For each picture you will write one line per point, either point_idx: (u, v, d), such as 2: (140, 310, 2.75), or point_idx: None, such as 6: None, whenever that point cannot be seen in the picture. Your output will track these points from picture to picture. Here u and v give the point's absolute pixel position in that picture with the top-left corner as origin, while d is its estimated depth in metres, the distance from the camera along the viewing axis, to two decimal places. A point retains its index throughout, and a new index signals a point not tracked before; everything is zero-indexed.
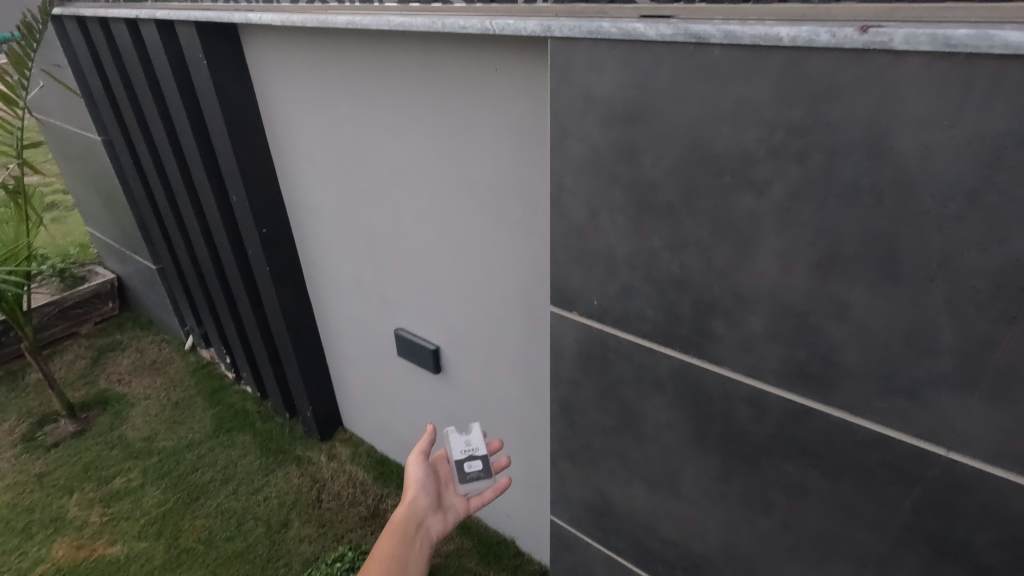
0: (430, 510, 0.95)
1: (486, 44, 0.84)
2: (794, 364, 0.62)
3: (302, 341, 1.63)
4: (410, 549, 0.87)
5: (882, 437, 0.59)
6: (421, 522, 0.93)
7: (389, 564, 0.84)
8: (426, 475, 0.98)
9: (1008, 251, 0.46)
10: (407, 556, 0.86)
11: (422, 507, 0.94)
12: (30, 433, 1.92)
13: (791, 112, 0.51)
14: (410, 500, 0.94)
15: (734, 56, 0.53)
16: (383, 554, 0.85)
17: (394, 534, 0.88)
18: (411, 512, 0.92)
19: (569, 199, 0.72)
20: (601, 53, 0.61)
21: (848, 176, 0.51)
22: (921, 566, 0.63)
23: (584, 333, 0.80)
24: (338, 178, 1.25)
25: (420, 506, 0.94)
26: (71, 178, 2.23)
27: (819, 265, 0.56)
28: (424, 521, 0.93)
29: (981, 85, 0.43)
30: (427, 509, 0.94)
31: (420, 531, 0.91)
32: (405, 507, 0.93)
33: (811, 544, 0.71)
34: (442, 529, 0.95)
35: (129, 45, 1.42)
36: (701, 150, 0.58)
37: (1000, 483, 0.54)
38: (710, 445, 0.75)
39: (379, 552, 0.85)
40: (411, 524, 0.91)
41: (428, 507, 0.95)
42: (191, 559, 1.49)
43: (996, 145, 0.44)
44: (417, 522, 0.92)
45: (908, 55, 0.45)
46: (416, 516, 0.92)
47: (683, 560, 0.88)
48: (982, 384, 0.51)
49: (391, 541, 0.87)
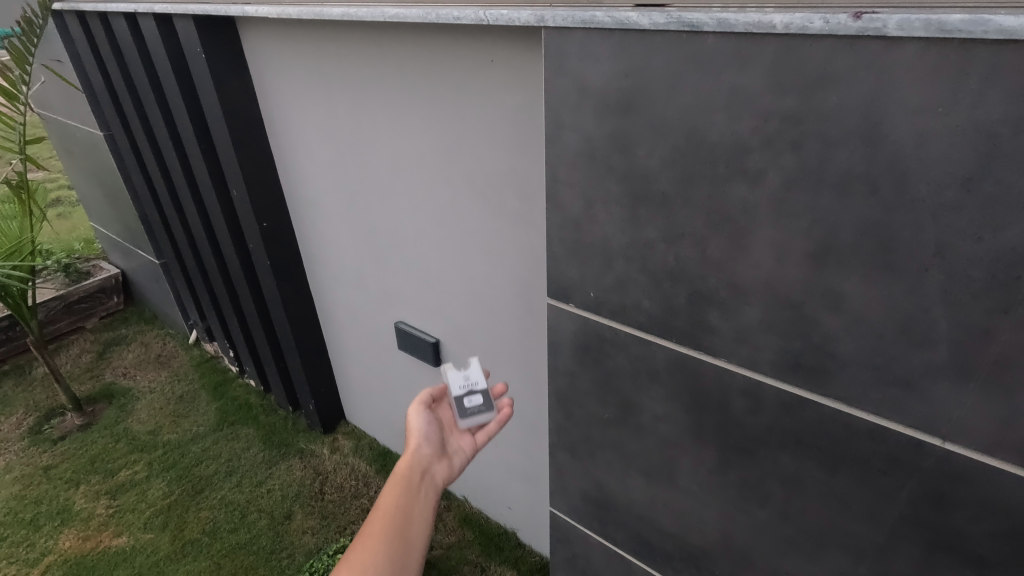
0: (434, 457, 0.88)
1: (482, 35, 0.83)
2: (790, 355, 0.62)
3: (303, 335, 1.64)
4: (415, 498, 0.81)
5: (878, 427, 0.59)
6: (426, 470, 0.86)
7: (393, 515, 0.77)
8: (427, 422, 0.91)
9: (1004, 240, 0.45)
10: (413, 504, 0.80)
11: (426, 456, 0.87)
12: (37, 426, 1.94)
13: (786, 100, 0.51)
14: (413, 450, 0.87)
15: (728, 44, 0.52)
16: (387, 505, 0.78)
17: (398, 484, 0.81)
18: (414, 461, 0.85)
19: (565, 190, 0.72)
20: (596, 42, 0.60)
21: (843, 164, 0.50)
22: (917, 557, 0.63)
23: (581, 325, 0.80)
24: (337, 171, 1.25)
25: (423, 454, 0.87)
26: (75, 174, 2.24)
27: (814, 255, 0.55)
28: (429, 469, 0.87)
29: (976, 71, 0.42)
30: (431, 457, 0.88)
31: (425, 480, 0.85)
32: (409, 456, 0.86)
33: (807, 535, 0.71)
34: (448, 476, 0.89)
35: (128, 40, 1.42)
36: (696, 140, 0.57)
37: (996, 474, 0.54)
38: (707, 437, 0.75)
39: (383, 502, 0.79)
40: (415, 473, 0.84)
41: (433, 455, 0.88)
42: (196, 550, 1.51)
43: (991, 132, 0.43)
44: (422, 470, 0.85)
45: (903, 41, 0.44)
46: (419, 465, 0.85)
47: (681, 551, 0.88)
48: (978, 374, 0.51)
49: (395, 491, 0.80)
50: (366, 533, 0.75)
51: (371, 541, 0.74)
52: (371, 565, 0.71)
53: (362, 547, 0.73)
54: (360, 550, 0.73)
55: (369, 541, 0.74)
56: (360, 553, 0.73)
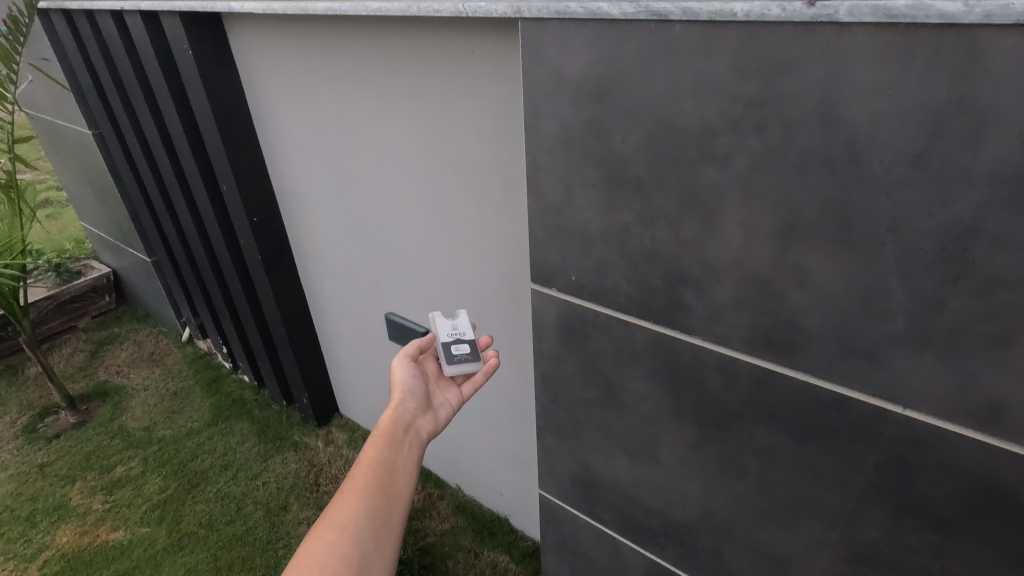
0: (418, 411, 0.91)
1: (463, 29, 0.85)
2: (760, 331, 0.64)
3: (295, 328, 1.65)
4: (399, 451, 0.83)
5: (844, 397, 0.62)
6: (410, 424, 0.89)
7: (377, 468, 0.79)
8: (412, 376, 0.94)
9: (951, 215, 0.48)
10: (396, 458, 0.82)
11: (410, 410, 0.90)
12: (31, 425, 1.95)
13: (749, 84, 0.54)
14: (397, 404, 0.90)
15: (693, 32, 0.54)
16: (370, 459, 0.80)
17: (382, 438, 0.83)
18: (398, 415, 0.88)
19: (545, 177, 0.74)
20: (570, 32, 0.62)
21: (803, 145, 0.53)
22: (884, 522, 0.66)
23: (564, 309, 0.83)
24: (325, 165, 1.26)
25: (407, 408, 0.90)
26: (64, 173, 2.24)
27: (779, 233, 0.58)
28: (412, 423, 0.89)
29: (922, 53, 0.45)
30: (414, 411, 0.91)
31: (409, 433, 0.87)
32: (393, 410, 0.89)
33: (783, 505, 0.74)
34: (433, 429, 0.91)
35: (115, 37, 1.43)
36: (667, 125, 0.60)
37: (953, 437, 0.57)
38: (685, 414, 0.78)
39: (365, 455, 0.80)
40: (399, 427, 0.87)
41: (416, 409, 0.91)
42: (192, 542, 1.53)
43: (937, 111, 0.46)
44: (406, 424, 0.88)
45: (853, 26, 0.47)
46: (403, 419, 0.88)
47: (665, 527, 0.91)
48: (933, 342, 0.54)
49: (378, 445, 0.82)
50: (348, 487, 0.76)
51: (352, 494, 0.75)
52: (353, 517, 0.73)
53: (344, 502, 0.74)
54: (342, 505, 0.74)
55: (351, 494, 0.75)
56: (342, 507, 0.74)
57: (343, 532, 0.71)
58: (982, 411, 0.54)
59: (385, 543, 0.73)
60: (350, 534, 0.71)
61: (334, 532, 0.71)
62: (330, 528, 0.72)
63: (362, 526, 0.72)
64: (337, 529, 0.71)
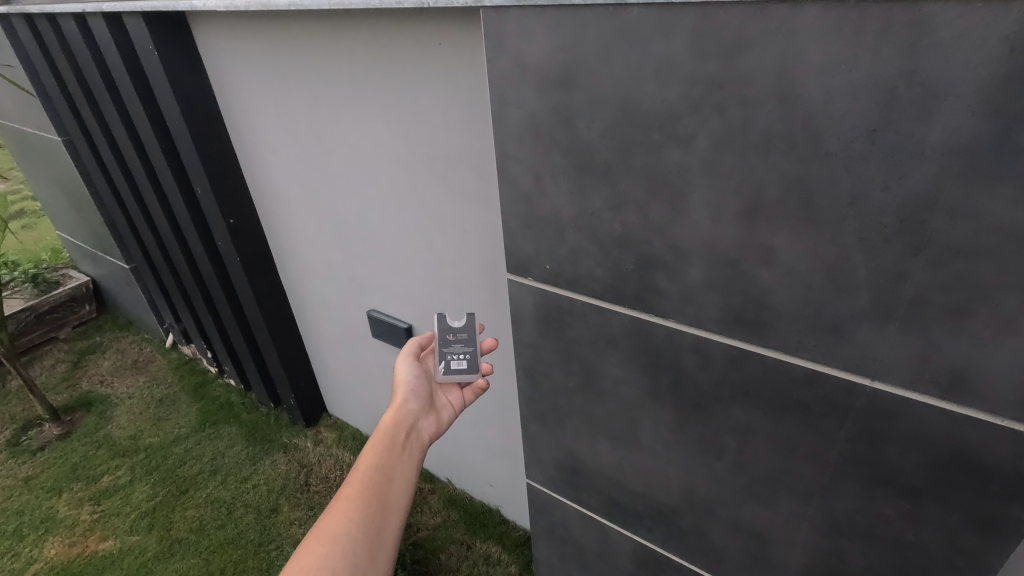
0: (422, 412, 0.91)
1: (426, 20, 0.85)
2: (732, 311, 0.65)
3: (278, 329, 1.65)
4: (398, 455, 0.83)
5: (814, 371, 0.62)
6: (412, 426, 0.89)
7: (374, 475, 0.78)
8: (415, 375, 0.94)
9: (908, 188, 0.49)
10: (395, 463, 0.81)
11: (412, 411, 0.90)
12: (15, 438, 1.92)
13: (706, 66, 0.54)
14: (399, 405, 0.90)
15: (650, 15, 0.54)
16: (368, 464, 0.80)
17: (381, 443, 0.83)
18: (400, 416, 0.88)
19: (514, 166, 0.74)
20: (531, 19, 0.62)
21: (764, 125, 0.53)
22: (857, 492, 0.67)
23: (541, 297, 0.83)
24: (299, 162, 1.25)
25: (410, 409, 0.90)
26: (36, 181, 2.20)
27: (745, 213, 0.59)
28: (414, 425, 0.89)
29: (871, 29, 0.46)
30: (418, 413, 0.91)
31: (410, 436, 0.87)
32: (394, 411, 0.89)
33: (761, 481, 0.75)
34: (434, 431, 0.92)
35: (77, 39, 1.40)
36: (630, 109, 0.60)
37: (920, 407, 0.58)
38: (663, 397, 0.78)
39: (364, 461, 0.80)
40: (401, 429, 0.87)
41: (419, 410, 0.91)
42: (184, 548, 1.52)
43: (888, 85, 0.47)
44: (408, 428, 0.88)
45: (806, 4, 0.47)
46: (406, 420, 0.88)
47: (649, 509, 0.92)
48: (896, 314, 0.55)
49: (377, 449, 0.82)
50: (343, 495, 0.76)
51: (347, 503, 0.75)
52: (345, 528, 0.72)
53: (337, 511, 0.74)
54: (335, 514, 0.74)
55: (345, 503, 0.75)
56: (335, 517, 0.73)
57: (334, 545, 0.70)
58: (945, 379, 0.55)
59: (378, 556, 0.72)
60: (342, 547, 0.70)
61: (326, 545, 0.70)
62: (321, 540, 0.71)
63: (355, 538, 0.72)
64: (329, 542, 0.70)
